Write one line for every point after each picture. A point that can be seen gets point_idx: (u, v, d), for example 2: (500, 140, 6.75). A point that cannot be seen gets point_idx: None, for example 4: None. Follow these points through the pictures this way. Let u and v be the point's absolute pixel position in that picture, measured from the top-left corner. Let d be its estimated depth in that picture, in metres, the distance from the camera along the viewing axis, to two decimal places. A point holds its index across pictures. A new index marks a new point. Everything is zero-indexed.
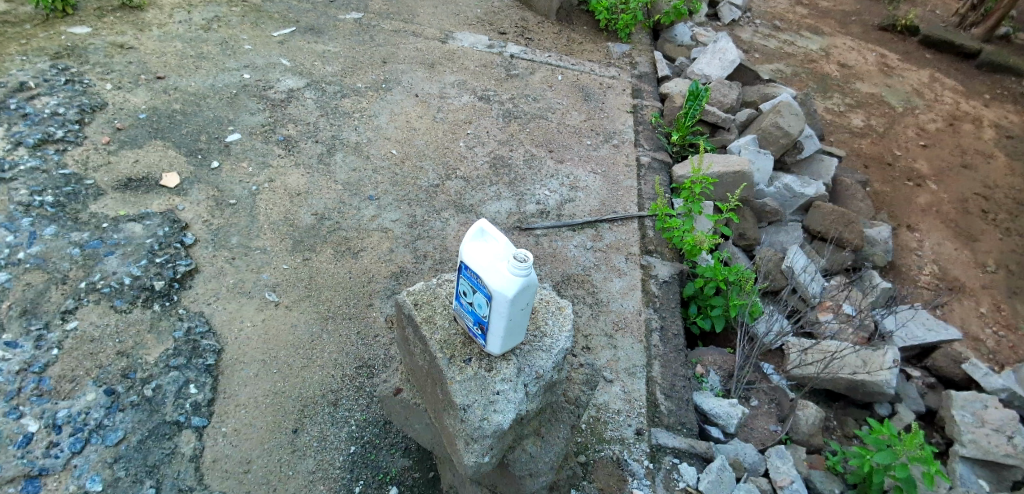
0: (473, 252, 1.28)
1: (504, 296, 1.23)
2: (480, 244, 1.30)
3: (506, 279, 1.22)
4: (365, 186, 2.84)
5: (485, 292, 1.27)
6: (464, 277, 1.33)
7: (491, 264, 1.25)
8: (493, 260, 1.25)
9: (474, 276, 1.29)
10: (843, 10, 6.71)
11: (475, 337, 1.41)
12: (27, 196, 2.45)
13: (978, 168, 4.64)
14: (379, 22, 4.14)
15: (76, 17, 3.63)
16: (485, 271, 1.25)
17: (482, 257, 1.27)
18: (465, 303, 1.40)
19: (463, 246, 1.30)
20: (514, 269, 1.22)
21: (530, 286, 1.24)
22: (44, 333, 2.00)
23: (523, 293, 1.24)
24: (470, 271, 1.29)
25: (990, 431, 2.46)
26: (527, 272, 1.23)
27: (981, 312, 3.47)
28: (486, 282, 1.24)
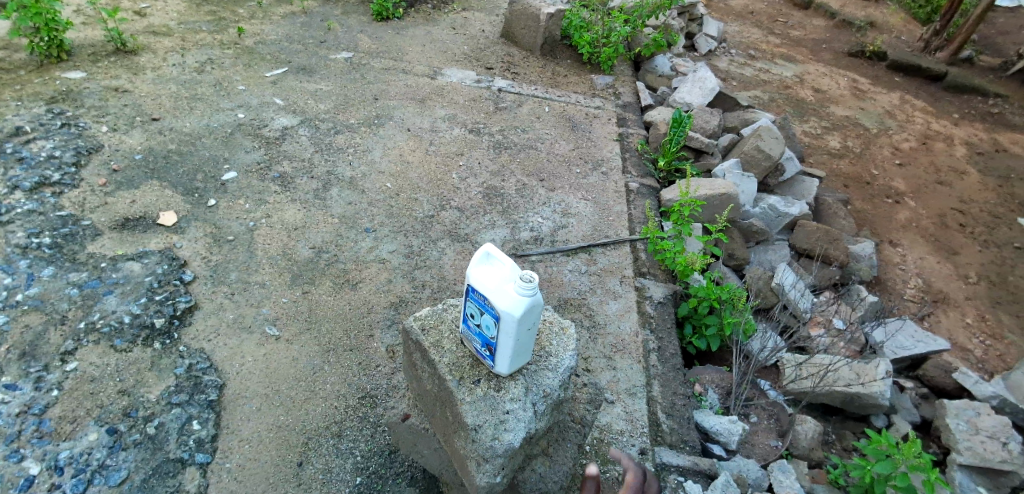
0: (479, 275, 1.33)
1: (512, 317, 1.27)
2: (487, 267, 1.34)
3: (513, 300, 1.26)
4: (362, 219, 2.88)
5: (493, 313, 1.31)
6: (472, 300, 1.37)
7: (498, 286, 1.29)
8: (500, 282, 1.30)
9: (481, 299, 1.33)
10: (814, 39, 7.00)
11: (482, 359, 1.45)
12: (24, 238, 2.47)
13: (953, 184, 4.81)
14: (370, 61, 4.25)
15: (70, 63, 3.69)
16: (493, 293, 1.29)
17: (489, 280, 1.31)
18: (472, 326, 1.43)
19: (469, 269, 1.34)
20: (520, 289, 1.26)
21: (536, 306, 1.28)
22: (43, 375, 1.99)
23: (531, 313, 1.28)
24: (478, 294, 1.33)
25: (985, 438, 2.50)
26: (533, 292, 1.27)
27: (967, 323, 3.55)
28: (494, 303, 1.28)
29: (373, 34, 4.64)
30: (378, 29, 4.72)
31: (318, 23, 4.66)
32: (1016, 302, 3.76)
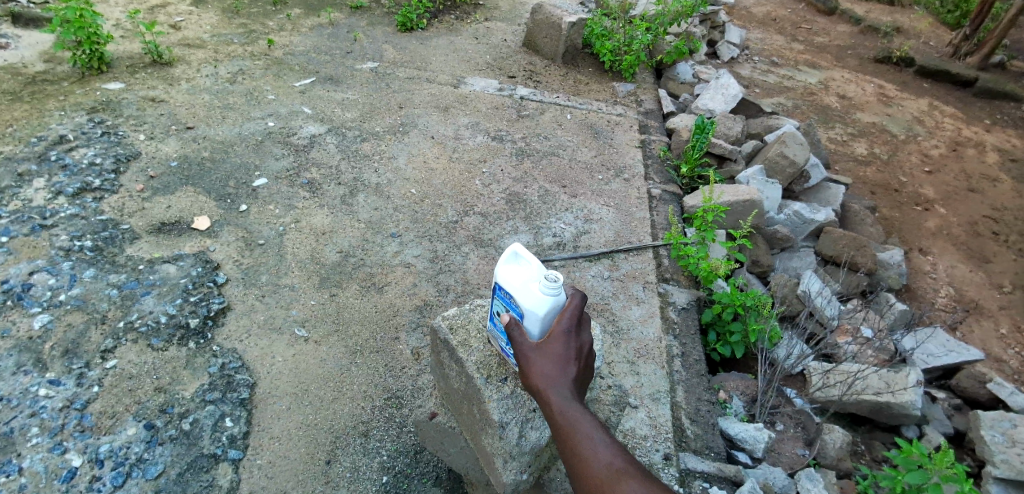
0: (505, 272, 1.38)
1: (536, 315, 1.31)
2: (514, 266, 1.39)
3: (538, 299, 1.31)
4: (388, 224, 2.94)
5: (517, 312, 1.36)
6: (498, 297, 1.42)
7: (524, 285, 1.34)
8: (527, 281, 1.35)
9: (506, 297, 1.38)
10: (838, 45, 6.94)
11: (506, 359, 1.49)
12: (67, 241, 2.57)
13: (985, 191, 4.71)
14: (394, 71, 4.34)
15: (109, 74, 3.84)
16: (519, 292, 1.34)
17: (516, 279, 1.36)
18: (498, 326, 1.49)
19: (497, 266, 1.40)
20: (545, 288, 1.31)
21: (559, 306, 1.32)
22: (85, 371, 2.07)
23: (554, 313, 1.32)
24: (503, 292, 1.38)
25: (1021, 451, 2.43)
26: (557, 291, 1.31)
27: (1001, 333, 3.46)
28: (519, 302, 1.33)
29: (398, 44, 4.73)
30: (403, 40, 4.82)
31: (345, 34, 4.77)
32: None
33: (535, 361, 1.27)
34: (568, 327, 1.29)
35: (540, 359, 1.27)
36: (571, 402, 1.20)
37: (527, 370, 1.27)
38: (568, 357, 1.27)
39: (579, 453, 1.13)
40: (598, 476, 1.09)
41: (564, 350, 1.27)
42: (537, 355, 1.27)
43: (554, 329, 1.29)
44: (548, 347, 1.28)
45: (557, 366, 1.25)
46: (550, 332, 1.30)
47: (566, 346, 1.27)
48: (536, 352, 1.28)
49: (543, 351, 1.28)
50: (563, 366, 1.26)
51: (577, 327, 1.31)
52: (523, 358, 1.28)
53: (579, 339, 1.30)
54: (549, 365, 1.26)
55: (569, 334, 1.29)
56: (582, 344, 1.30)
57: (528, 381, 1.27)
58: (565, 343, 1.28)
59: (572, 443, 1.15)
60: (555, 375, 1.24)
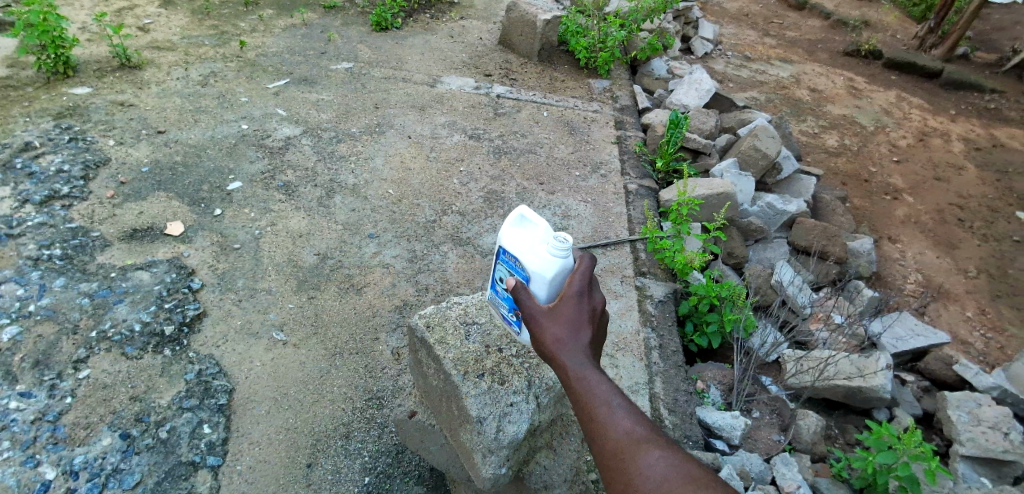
0: (510, 234, 1.38)
1: (543, 278, 1.29)
2: (522, 230, 1.38)
3: (545, 260, 1.29)
4: (366, 225, 2.93)
5: (523, 275, 1.34)
6: (503, 262, 1.41)
7: (532, 247, 1.33)
8: (534, 244, 1.33)
9: (512, 259, 1.37)
10: (809, 39, 7.07)
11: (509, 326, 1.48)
12: (36, 250, 2.52)
13: (951, 180, 4.85)
14: (370, 71, 4.32)
15: (76, 78, 3.76)
16: (526, 254, 1.32)
17: (524, 241, 1.35)
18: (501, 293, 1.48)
19: (502, 229, 1.39)
20: (554, 249, 1.28)
21: (567, 269, 1.30)
22: (57, 382, 2.04)
23: (563, 275, 1.30)
24: (509, 255, 1.37)
25: (986, 429, 2.53)
26: (566, 253, 1.29)
27: (968, 316, 3.57)
28: (526, 264, 1.31)
29: (373, 44, 4.71)
30: (378, 39, 4.79)
31: (319, 34, 4.73)
32: (1016, 295, 3.79)
33: (546, 324, 1.20)
34: (580, 289, 1.24)
35: (550, 321, 1.21)
36: (586, 367, 1.14)
37: (537, 334, 1.21)
38: (580, 321, 1.21)
39: (599, 420, 1.07)
40: (620, 443, 1.04)
41: (576, 312, 1.22)
42: (550, 319, 1.21)
43: (566, 291, 1.24)
44: (559, 310, 1.22)
45: (570, 329, 1.20)
46: (561, 295, 1.24)
47: (579, 309, 1.22)
48: (546, 314, 1.22)
49: (555, 314, 1.21)
50: (576, 330, 1.20)
51: (588, 289, 1.26)
52: (531, 321, 1.22)
53: (591, 302, 1.25)
54: (561, 328, 1.20)
55: (582, 296, 1.24)
56: (594, 307, 1.25)
57: (539, 345, 1.20)
58: (578, 305, 1.23)
59: (590, 410, 1.09)
60: (569, 338, 1.19)
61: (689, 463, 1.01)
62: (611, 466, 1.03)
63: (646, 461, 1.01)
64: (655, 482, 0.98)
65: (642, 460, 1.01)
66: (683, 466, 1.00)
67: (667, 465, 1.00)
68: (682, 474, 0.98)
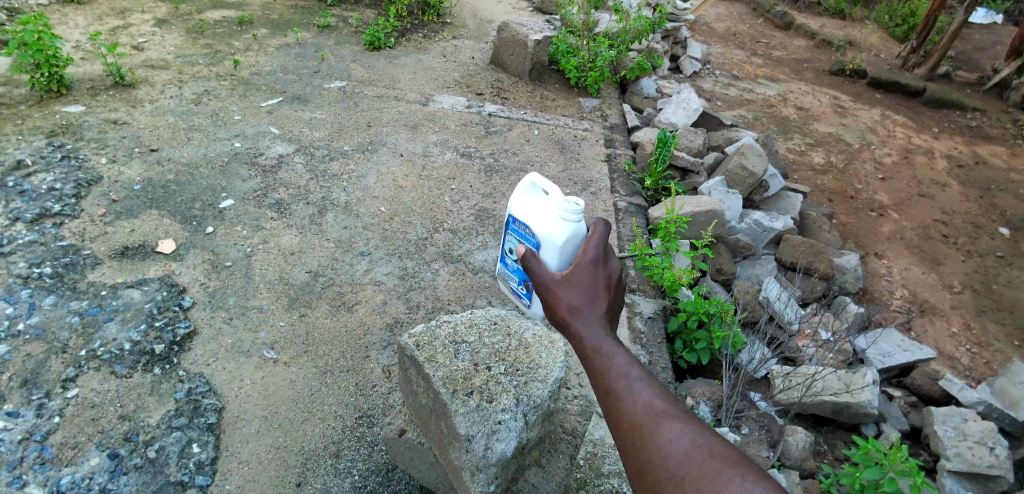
0: (518, 203, 1.68)
1: (552, 241, 1.54)
2: (535, 202, 1.66)
3: (555, 225, 1.55)
4: (357, 243, 2.95)
5: (535, 242, 1.60)
6: (517, 231, 1.69)
7: (545, 216, 1.58)
8: (546, 212, 1.59)
9: (522, 228, 1.65)
10: (795, 58, 7.21)
11: (519, 297, 1.81)
12: (26, 268, 2.52)
13: (935, 196, 4.94)
14: (363, 90, 4.36)
15: (69, 97, 3.78)
16: (539, 221, 1.59)
17: (537, 210, 1.63)
18: (511, 264, 1.79)
19: (512, 200, 1.69)
20: (564, 214, 1.53)
21: (576, 234, 1.53)
22: (45, 401, 2.03)
23: (571, 240, 1.54)
24: (521, 224, 1.65)
25: (972, 444, 2.56)
26: (575, 219, 1.53)
27: (953, 332, 3.62)
28: (539, 230, 1.57)
29: (366, 63, 4.77)
30: (371, 58, 4.85)
31: (312, 53, 4.79)
32: (1000, 310, 3.85)
33: (562, 295, 1.27)
34: (595, 258, 1.31)
35: (566, 292, 1.27)
36: (603, 338, 1.18)
37: (553, 304, 1.27)
38: (596, 291, 1.26)
39: (615, 390, 1.09)
40: (635, 413, 1.05)
41: (592, 284, 1.27)
42: (565, 288, 1.27)
43: (581, 261, 1.31)
44: (574, 280, 1.28)
45: (585, 298, 1.25)
46: (576, 265, 1.31)
47: (594, 278, 1.28)
48: (563, 285, 1.28)
49: (570, 284, 1.28)
50: (593, 302, 1.24)
51: (604, 258, 1.33)
52: (549, 292, 1.28)
53: (606, 271, 1.31)
54: (578, 300, 1.25)
55: (596, 266, 1.30)
56: (609, 275, 1.30)
57: (557, 316, 1.25)
58: (592, 274, 1.29)
59: (607, 381, 1.11)
60: (584, 307, 1.24)
61: (706, 435, 1.01)
62: (628, 438, 1.04)
63: (662, 432, 1.02)
64: (672, 454, 0.99)
65: (659, 431, 1.02)
66: (702, 438, 1.00)
67: (685, 438, 1.00)
68: (699, 446, 0.99)
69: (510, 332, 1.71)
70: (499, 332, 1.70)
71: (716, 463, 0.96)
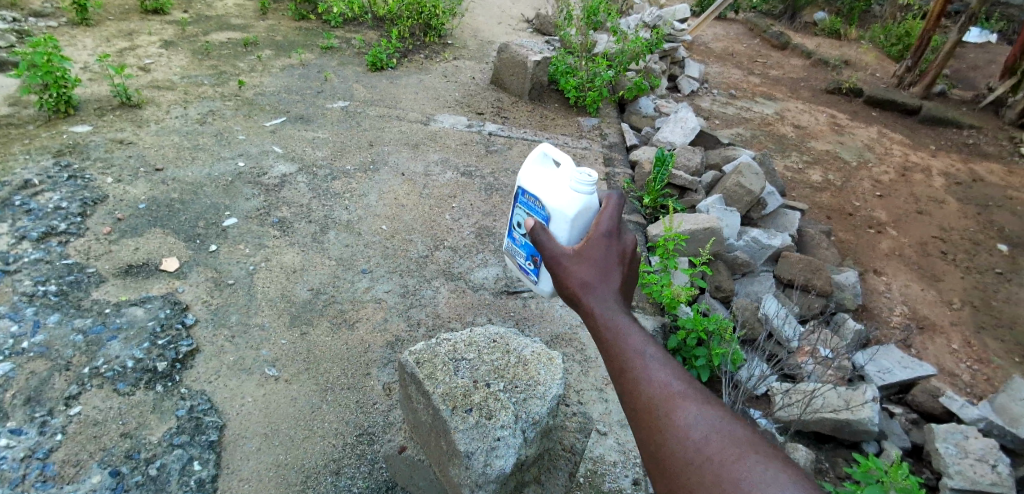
0: (528, 173, 1.53)
1: (564, 214, 1.41)
2: (544, 174, 1.52)
3: (567, 197, 1.42)
4: (358, 261, 2.98)
5: (544, 215, 1.47)
6: (524, 206, 1.55)
7: (555, 188, 1.45)
8: (557, 184, 1.46)
9: (532, 200, 1.52)
10: (792, 77, 7.31)
11: (526, 274, 1.62)
12: (31, 286, 2.55)
13: (933, 213, 4.97)
14: (365, 110, 4.43)
15: (76, 117, 3.85)
16: (549, 193, 1.46)
17: (545, 181, 1.49)
18: (517, 240, 1.61)
19: (521, 168, 1.54)
20: (578, 185, 1.41)
21: (589, 207, 1.41)
22: (48, 419, 2.04)
23: (584, 214, 1.41)
24: (530, 196, 1.51)
25: (973, 461, 2.56)
26: (589, 192, 1.41)
27: (954, 348, 3.62)
28: (549, 203, 1.44)
29: (368, 83, 4.84)
30: (373, 78, 4.93)
31: (316, 74, 4.87)
32: (1000, 327, 3.85)
33: (573, 269, 1.19)
34: (608, 232, 1.23)
35: (577, 266, 1.19)
36: (617, 315, 1.11)
37: (564, 278, 1.19)
38: (609, 265, 1.19)
39: (630, 371, 1.03)
40: (652, 395, 1.00)
41: (605, 257, 1.20)
42: (576, 261, 1.19)
43: (594, 234, 1.23)
44: (586, 253, 1.20)
45: (598, 272, 1.17)
46: (588, 238, 1.23)
47: (607, 251, 1.20)
48: (573, 258, 1.20)
49: (582, 257, 1.20)
50: (606, 276, 1.17)
51: (617, 231, 1.24)
52: (558, 266, 1.20)
53: (620, 244, 1.23)
54: (590, 274, 1.17)
55: (610, 238, 1.22)
56: (623, 248, 1.22)
57: (567, 290, 1.18)
58: (606, 247, 1.21)
59: (622, 360, 1.05)
60: (597, 282, 1.16)
61: (727, 421, 0.96)
62: (643, 422, 0.99)
63: (681, 417, 0.96)
64: (692, 440, 0.94)
65: (678, 416, 0.97)
66: (724, 425, 0.95)
67: (705, 424, 0.95)
68: (722, 432, 0.94)
69: (509, 349, 1.72)
70: (498, 349, 1.72)
71: (739, 451, 0.91)
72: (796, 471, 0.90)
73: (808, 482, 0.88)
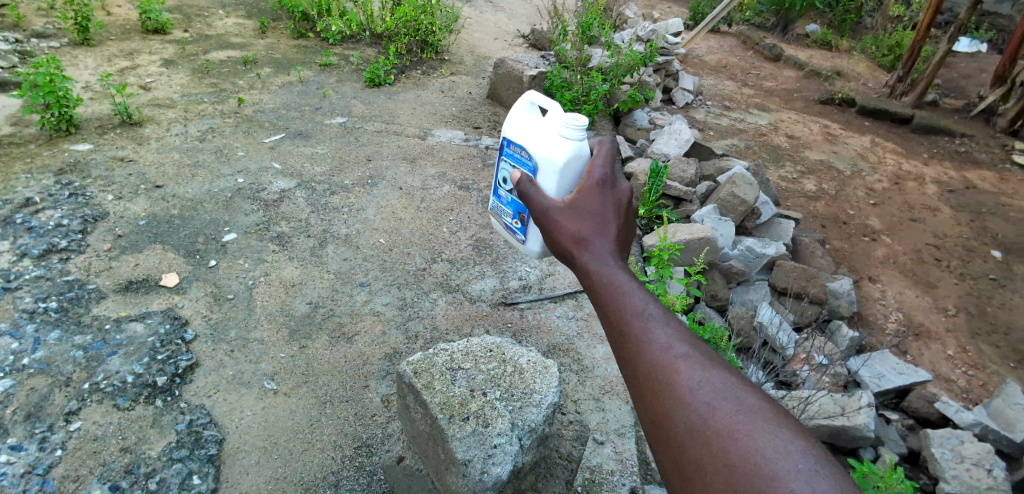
0: (513, 123, 1.59)
1: (553, 164, 1.45)
2: (531, 128, 1.56)
3: (555, 149, 1.46)
4: (357, 274, 3.01)
5: (532, 167, 1.51)
6: (512, 160, 1.59)
7: (544, 139, 1.49)
8: (545, 136, 1.50)
9: (518, 151, 1.56)
10: (785, 88, 7.40)
11: (513, 234, 1.64)
12: (32, 303, 2.57)
13: (927, 221, 5.01)
14: (363, 125, 4.49)
15: (77, 135, 3.89)
16: (537, 145, 1.49)
17: (533, 135, 1.53)
18: (503, 198, 1.65)
19: (508, 121, 1.59)
20: (566, 136, 1.45)
21: (577, 156, 1.45)
22: (48, 435, 2.06)
23: (573, 163, 1.45)
24: (518, 149, 1.55)
25: (970, 466, 2.57)
26: (577, 142, 1.45)
27: (949, 355, 3.64)
28: (538, 155, 1.48)
29: (366, 99, 4.91)
30: (371, 94, 5.00)
31: (314, 91, 4.94)
32: (995, 333, 3.88)
33: (567, 224, 1.18)
34: (602, 184, 1.22)
35: (571, 222, 1.18)
36: (613, 273, 1.10)
37: (558, 233, 1.19)
38: (604, 220, 1.18)
39: (628, 332, 1.02)
40: (650, 357, 0.98)
41: (600, 212, 1.19)
42: (569, 214, 1.19)
43: (586, 187, 1.23)
44: (581, 208, 1.20)
45: (592, 224, 1.17)
46: (582, 192, 1.22)
47: (601, 204, 1.20)
48: (568, 214, 1.20)
49: (576, 212, 1.19)
50: (602, 233, 1.16)
51: (611, 183, 1.24)
52: (552, 222, 1.19)
53: (615, 197, 1.22)
54: (585, 230, 1.16)
55: (604, 192, 1.21)
56: (618, 200, 1.22)
57: (563, 247, 1.17)
58: (600, 200, 1.20)
59: (620, 321, 1.03)
60: (591, 235, 1.15)
61: (732, 386, 0.92)
62: (641, 383, 0.97)
63: (680, 379, 0.94)
64: (695, 405, 0.91)
65: (676, 378, 0.94)
66: (727, 389, 0.92)
67: (707, 387, 0.92)
68: (727, 398, 0.90)
69: (505, 359, 1.75)
70: (494, 358, 1.75)
71: (746, 417, 0.87)
72: (809, 440, 0.86)
73: (822, 452, 0.84)
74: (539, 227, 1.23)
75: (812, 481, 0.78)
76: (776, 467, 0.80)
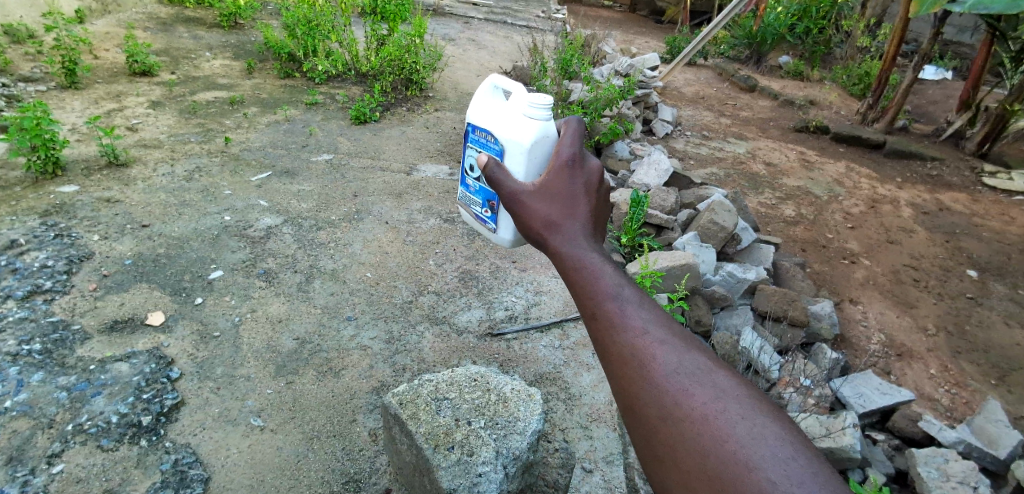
0: (480, 112, 1.66)
1: (521, 146, 1.51)
2: (497, 113, 1.62)
3: (522, 131, 1.52)
4: (343, 308, 3.03)
5: (500, 151, 1.57)
6: (480, 148, 1.65)
7: (511, 122, 1.55)
8: (511, 120, 1.56)
9: (484, 137, 1.64)
10: (761, 118, 7.63)
11: (484, 223, 1.69)
12: (15, 346, 2.56)
13: (903, 242, 5.14)
14: (349, 161, 4.56)
15: (64, 177, 3.92)
16: (505, 129, 1.56)
17: (499, 120, 1.59)
18: (472, 187, 1.71)
19: (475, 110, 1.66)
20: (533, 120, 1.52)
21: (545, 138, 1.51)
22: (29, 478, 2.03)
23: (540, 146, 1.51)
24: (486, 135, 1.62)
25: (956, 484, 2.60)
26: (545, 125, 1.52)
27: (932, 374, 3.70)
28: (507, 139, 1.54)
29: (352, 136, 5.00)
30: (356, 131, 5.09)
31: (301, 129, 5.01)
32: (974, 351, 3.95)
33: (538, 209, 1.23)
34: (572, 165, 1.27)
35: (542, 207, 1.23)
36: (587, 257, 1.14)
37: (529, 218, 1.23)
38: (575, 204, 1.23)
39: (603, 316, 1.07)
40: (625, 341, 1.03)
41: (570, 195, 1.23)
42: (539, 197, 1.24)
43: (556, 169, 1.27)
44: (552, 192, 1.24)
45: (562, 206, 1.22)
46: (552, 174, 1.27)
47: (571, 187, 1.24)
48: (539, 197, 1.24)
49: (548, 196, 1.24)
50: (572, 217, 1.21)
51: (580, 165, 1.28)
52: (523, 206, 1.24)
53: (585, 179, 1.27)
54: (556, 215, 1.21)
55: (575, 173, 1.26)
56: (588, 183, 1.26)
57: (535, 231, 1.22)
58: (569, 183, 1.25)
59: (595, 306, 1.08)
60: (563, 220, 1.20)
61: (709, 372, 0.98)
62: (616, 367, 1.02)
63: (655, 363, 0.99)
64: (671, 390, 0.97)
65: (653, 363, 1.00)
66: (701, 373, 0.98)
67: (683, 372, 0.98)
68: (702, 382, 0.97)
69: (490, 387, 1.78)
70: (479, 387, 1.77)
71: (722, 403, 0.94)
72: (783, 425, 0.92)
73: (794, 434, 0.91)
74: (510, 209, 1.27)
75: (787, 468, 0.86)
76: (754, 454, 0.87)
